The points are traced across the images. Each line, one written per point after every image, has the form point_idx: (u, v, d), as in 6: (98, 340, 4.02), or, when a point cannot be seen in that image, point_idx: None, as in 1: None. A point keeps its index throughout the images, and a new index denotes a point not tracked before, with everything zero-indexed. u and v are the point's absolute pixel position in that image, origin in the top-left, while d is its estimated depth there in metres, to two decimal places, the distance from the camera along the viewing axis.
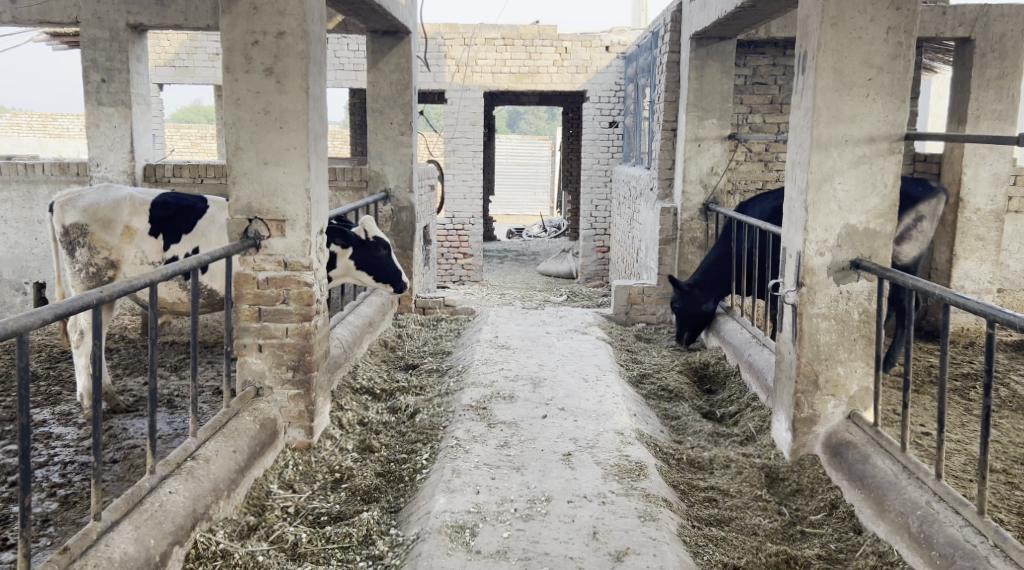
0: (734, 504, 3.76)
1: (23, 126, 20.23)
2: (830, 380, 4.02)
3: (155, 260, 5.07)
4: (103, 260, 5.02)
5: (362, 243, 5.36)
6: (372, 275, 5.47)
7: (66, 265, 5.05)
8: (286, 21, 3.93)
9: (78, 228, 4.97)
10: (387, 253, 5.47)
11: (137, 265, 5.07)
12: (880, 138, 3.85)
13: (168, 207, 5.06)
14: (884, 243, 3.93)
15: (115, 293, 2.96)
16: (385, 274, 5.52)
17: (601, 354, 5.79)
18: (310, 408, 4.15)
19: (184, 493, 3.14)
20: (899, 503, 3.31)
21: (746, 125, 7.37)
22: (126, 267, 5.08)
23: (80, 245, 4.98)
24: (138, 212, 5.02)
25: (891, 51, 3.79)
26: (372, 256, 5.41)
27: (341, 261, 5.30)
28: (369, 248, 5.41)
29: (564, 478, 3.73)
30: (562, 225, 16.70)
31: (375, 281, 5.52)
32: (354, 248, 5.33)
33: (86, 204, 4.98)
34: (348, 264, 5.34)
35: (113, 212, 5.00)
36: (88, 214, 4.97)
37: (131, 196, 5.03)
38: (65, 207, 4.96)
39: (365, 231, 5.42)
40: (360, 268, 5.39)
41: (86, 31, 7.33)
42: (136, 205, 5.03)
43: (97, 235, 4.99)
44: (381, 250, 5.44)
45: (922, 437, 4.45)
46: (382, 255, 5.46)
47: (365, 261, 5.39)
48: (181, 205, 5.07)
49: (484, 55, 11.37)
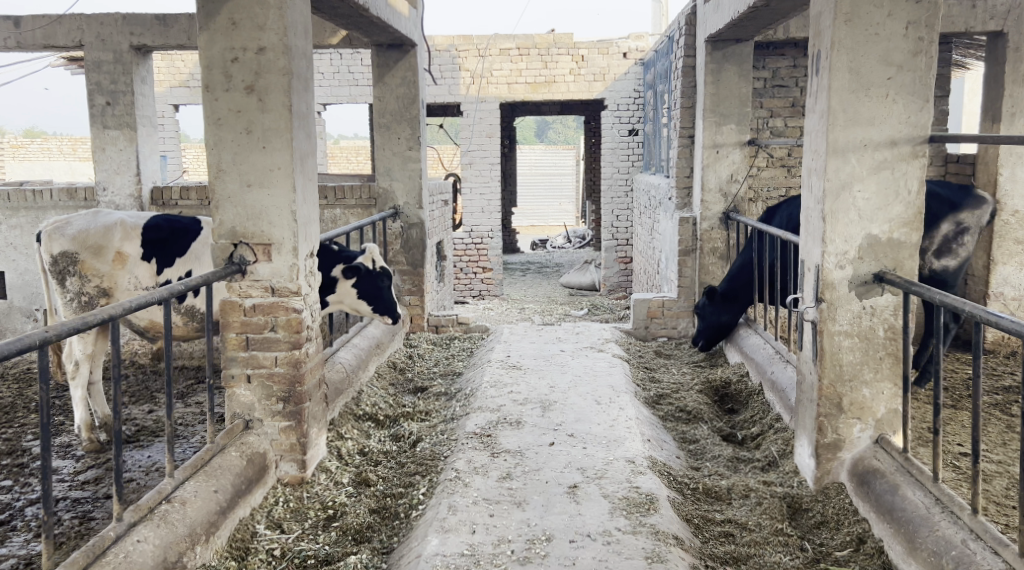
0: (753, 539, 3.49)
1: (54, 151, 20.24)
2: (855, 403, 3.74)
3: (150, 285, 4.86)
4: (95, 289, 4.79)
5: (368, 273, 5.11)
6: (371, 305, 5.22)
7: (58, 295, 4.81)
8: (266, 36, 3.74)
9: (68, 257, 4.74)
10: (390, 285, 5.27)
11: (132, 291, 4.84)
12: (901, 141, 3.57)
13: (161, 229, 4.85)
14: (909, 254, 3.64)
15: (65, 331, 2.73)
16: (385, 305, 5.29)
17: (618, 373, 5.52)
18: (302, 440, 3.94)
19: (154, 541, 2.96)
20: (932, 540, 3.03)
21: (767, 129, 7.07)
22: (120, 293, 4.85)
23: (71, 275, 4.75)
24: (129, 237, 4.79)
25: (912, 47, 3.52)
26: (375, 287, 5.18)
27: (339, 287, 5.08)
28: (374, 278, 5.18)
29: (568, 514, 3.48)
30: (586, 235, 16.37)
31: (372, 312, 5.27)
32: (359, 277, 5.09)
33: (75, 231, 4.75)
34: (347, 291, 5.11)
35: (104, 238, 4.77)
36: (77, 242, 4.74)
37: (122, 220, 4.80)
38: (53, 236, 4.72)
39: (372, 259, 5.17)
40: (359, 297, 5.16)
41: (90, 54, 7.26)
42: (128, 230, 4.80)
43: (88, 262, 4.75)
44: (385, 282, 5.24)
45: (959, 459, 4.14)
46: (385, 286, 5.24)
47: (366, 291, 5.15)
48: (174, 227, 4.88)
49: (499, 66, 11.17)
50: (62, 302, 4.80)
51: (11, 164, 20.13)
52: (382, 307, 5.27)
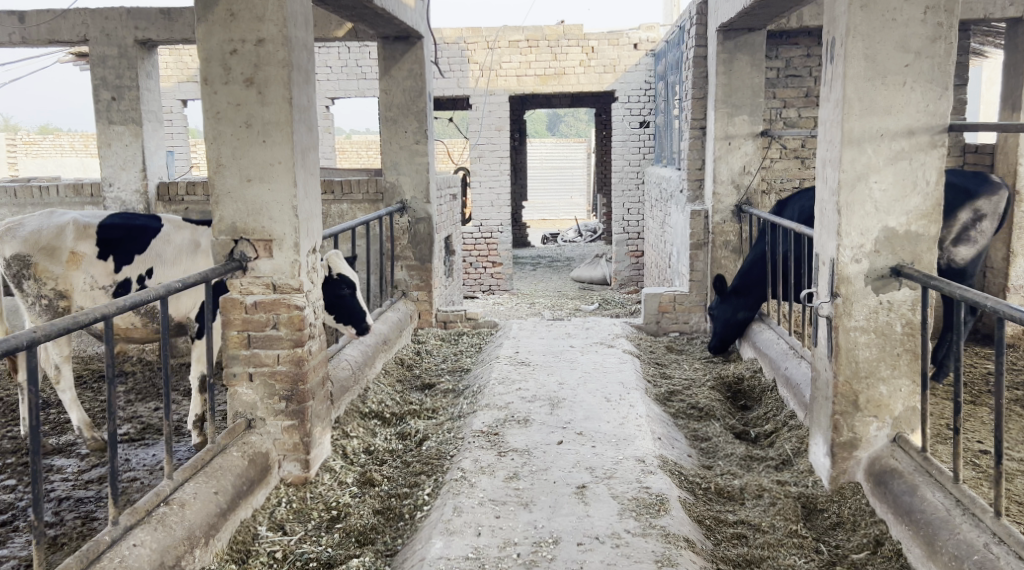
0: (767, 541, 3.39)
1: (66, 147, 20.25)
2: (871, 400, 3.63)
3: (107, 284, 4.73)
4: (52, 292, 4.63)
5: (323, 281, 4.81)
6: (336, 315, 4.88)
7: (19, 299, 4.67)
8: (265, 27, 3.66)
9: (20, 260, 4.57)
10: (353, 291, 4.86)
11: (88, 292, 4.71)
12: (919, 131, 3.45)
13: (116, 228, 4.71)
14: (928, 246, 3.53)
15: (54, 331, 2.64)
16: (353, 316, 4.90)
17: (626, 370, 5.41)
18: (306, 440, 3.87)
19: (151, 546, 2.89)
20: (953, 544, 2.92)
21: (780, 120, 6.94)
22: (77, 296, 4.70)
23: (27, 278, 4.60)
24: (83, 237, 4.64)
25: (931, 33, 3.40)
26: (333, 296, 4.82)
27: None
28: (332, 286, 4.81)
29: (576, 516, 3.39)
30: (597, 228, 16.26)
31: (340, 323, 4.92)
32: None
33: (27, 231, 4.59)
34: None
35: (57, 239, 4.61)
36: (29, 244, 4.57)
37: (74, 220, 4.64)
38: (5, 237, 4.57)
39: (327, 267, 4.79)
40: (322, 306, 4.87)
41: (96, 49, 7.23)
42: (81, 230, 4.64)
43: (42, 265, 4.60)
44: (345, 290, 4.82)
45: (980, 457, 4.04)
46: (348, 294, 4.84)
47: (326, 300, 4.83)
48: (131, 226, 4.73)
49: (508, 58, 11.07)
50: (26, 307, 4.67)
51: (23, 160, 19.97)
52: (348, 318, 4.90)
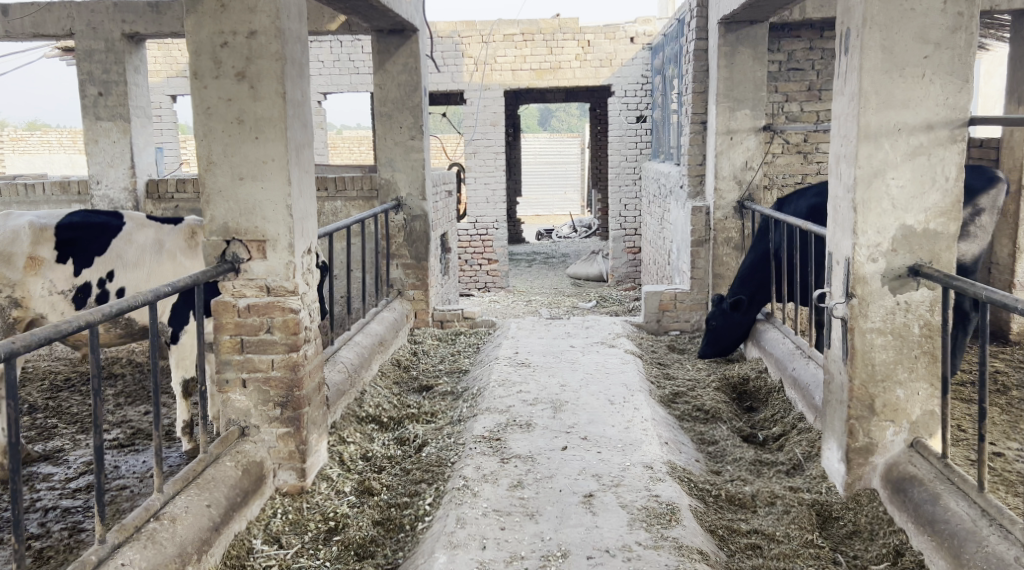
0: (782, 552, 3.27)
1: (54, 143, 19.94)
2: (888, 404, 3.51)
3: (65, 288, 4.54)
4: (6, 299, 4.45)
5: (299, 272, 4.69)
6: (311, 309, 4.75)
7: None
8: (258, 19, 3.51)
9: None
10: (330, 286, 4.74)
11: (47, 298, 4.51)
12: (938, 125, 3.32)
13: (76, 229, 4.55)
14: (947, 245, 3.40)
15: (34, 342, 2.49)
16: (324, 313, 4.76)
17: (628, 371, 5.28)
18: (301, 447, 3.74)
19: (140, 565, 2.75)
20: (981, 557, 2.80)
21: (782, 114, 6.81)
22: (35, 303, 4.50)
23: None
24: (40, 241, 4.47)
25: (951, 23, 3.27)
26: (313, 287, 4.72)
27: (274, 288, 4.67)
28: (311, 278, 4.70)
29: (584, 527, 3.26)
30: (592, 225, 16.12)
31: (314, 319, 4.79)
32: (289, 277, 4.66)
33: None
34: None
35: (12, 244, 4.42)
36: None
37: (30, 223, 4.45)
38: None
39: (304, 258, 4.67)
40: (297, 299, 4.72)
41: (82, 42, 7.06)
42: (37, 233, 4.46)
43: None
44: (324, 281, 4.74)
45: (996, 460, 3.92)
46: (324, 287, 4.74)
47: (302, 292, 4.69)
48: (92, 225, 4.58)
49: (502, 52, 10.92)
50: None
51: (11, 157, 19.70)
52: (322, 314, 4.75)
